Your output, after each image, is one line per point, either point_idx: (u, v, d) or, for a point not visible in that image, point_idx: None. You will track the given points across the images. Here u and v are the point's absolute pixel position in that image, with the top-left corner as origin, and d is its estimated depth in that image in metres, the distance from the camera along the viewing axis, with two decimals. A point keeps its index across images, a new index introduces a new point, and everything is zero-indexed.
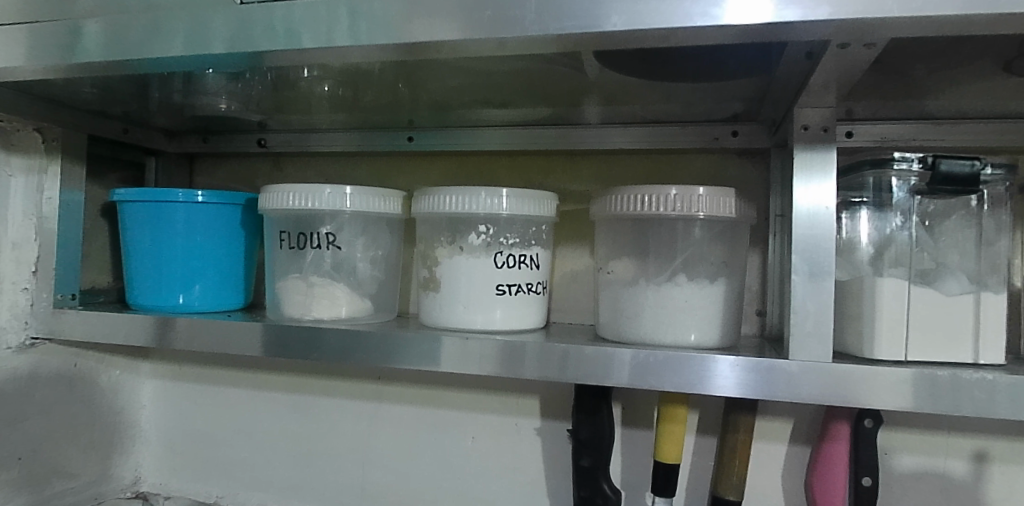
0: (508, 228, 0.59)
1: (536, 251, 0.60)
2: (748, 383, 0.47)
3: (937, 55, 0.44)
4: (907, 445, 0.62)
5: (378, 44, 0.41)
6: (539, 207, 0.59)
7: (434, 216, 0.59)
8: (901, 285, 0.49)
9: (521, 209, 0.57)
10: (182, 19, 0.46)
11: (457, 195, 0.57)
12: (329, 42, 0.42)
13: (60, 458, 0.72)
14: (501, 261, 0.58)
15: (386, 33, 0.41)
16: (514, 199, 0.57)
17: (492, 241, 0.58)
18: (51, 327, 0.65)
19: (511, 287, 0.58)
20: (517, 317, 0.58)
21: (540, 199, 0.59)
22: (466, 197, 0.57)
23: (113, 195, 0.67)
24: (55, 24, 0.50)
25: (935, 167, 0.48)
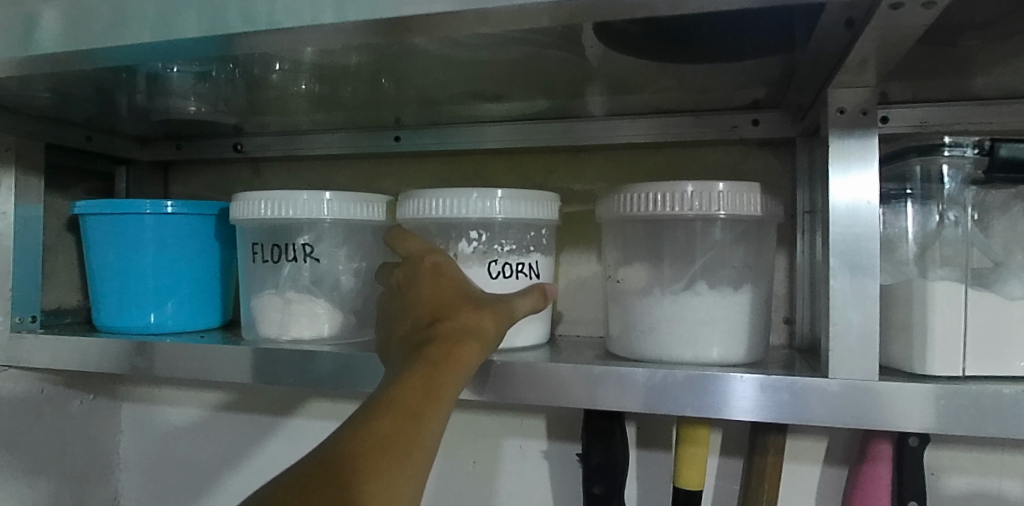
0: (504, 235, 0.53)
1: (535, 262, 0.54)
2: (780, 406, 0.41)
3: (1000, 19, 0.38)
4: (957, 465, 0.56)
5: (364, 21, 0.35)
6: (537, 209, 0.52)
7: (421, 223, 0.53)
8: (956, 290, 0.42)
9: (516, 212, 0.51)
10: (127, 6, 0.40)
11: (445, 199, 0.51)
12: (307, 20, 0.36)
13: (27, 493, 0.66)
14: (497, 272, 0.52)
15: (373, 9, 0.34)
16: (509, 201, 0.51)
17: (485, 250, 0.52)
18: (9, 353, 0.60)
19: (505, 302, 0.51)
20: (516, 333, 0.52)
21: (540, 199, 0.53)
22: (458, 201, 0.50)
23: (74, 208, 0.61)
24: None
25: (993, 152, 0.41)
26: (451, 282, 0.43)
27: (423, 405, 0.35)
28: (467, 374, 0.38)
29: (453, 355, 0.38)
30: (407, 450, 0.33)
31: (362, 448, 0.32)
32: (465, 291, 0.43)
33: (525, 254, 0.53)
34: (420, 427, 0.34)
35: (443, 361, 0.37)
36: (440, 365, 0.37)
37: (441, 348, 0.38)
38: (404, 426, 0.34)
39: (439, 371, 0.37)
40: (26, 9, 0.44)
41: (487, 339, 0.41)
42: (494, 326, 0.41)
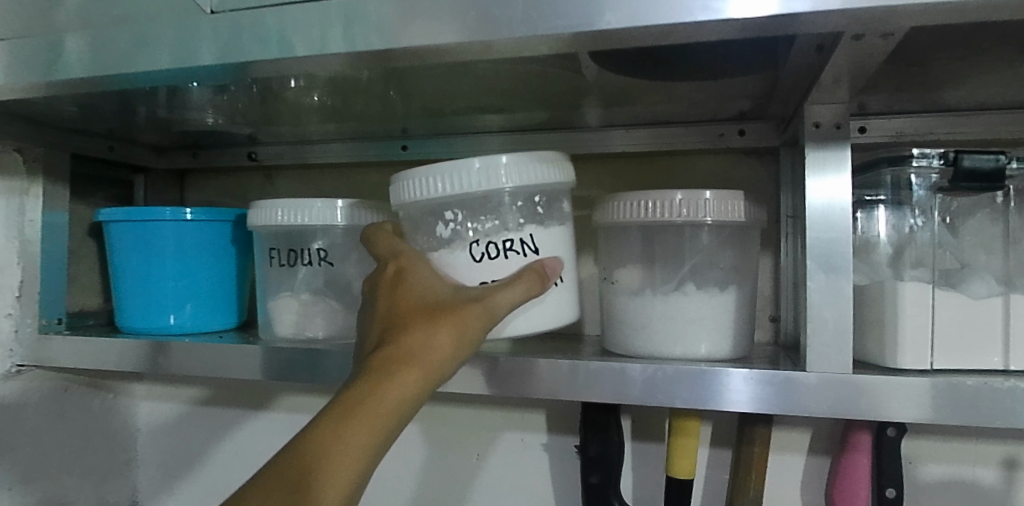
0: (496, 211, 0.48)
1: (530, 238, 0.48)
2: (765, 398, 0.44)
3: (958, 44, 0.41)
4: (932, 454, 0.59)
5: (375, 48, 0.38)
6: (526, 174, 0.47)
7: (414, 206, 0.49)
8: (923, 289, 0.46)
9: (502, 180, 0.46)
10: (156, 31, 0.44)
11: (427, 176, 0.47)
12: (322, 48, 0.39)
13: (53, 487, 0.69)
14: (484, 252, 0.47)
15: (382, 38, 0.38)
16: (490, 168, 0.46)
17: (474, 227, 0.48)
18: (38, 353, 0.63)
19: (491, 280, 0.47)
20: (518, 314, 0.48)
21: (531, 162, 0.48)
22: (440, 176, 0.47)
23: (98, 215, 0.64)
24: (27, 41, 0.48)
25: (957, 163, 0.45)
26: (410, 289, 0.43)
27: (346, 430, 0.36)
28: (405, 404, 0.38)
29: (388, 374, 0.38)
30: (324, 476, 0.35)
31: (283, 474, 0.35)
32: (423, 299, 0.42)
33: (516, 228, 0.48)
34: (341, 453, 0.35)
35: (379, 386, 0.37)
36: (372, 387, 0.37)
37: (377, 369, 0.38)
38: (324, 467, 0.35)
39: (368, 398, 0.37)
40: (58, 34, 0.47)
41: (436, 353, 0.39)
42: (444, 336, 0.40)
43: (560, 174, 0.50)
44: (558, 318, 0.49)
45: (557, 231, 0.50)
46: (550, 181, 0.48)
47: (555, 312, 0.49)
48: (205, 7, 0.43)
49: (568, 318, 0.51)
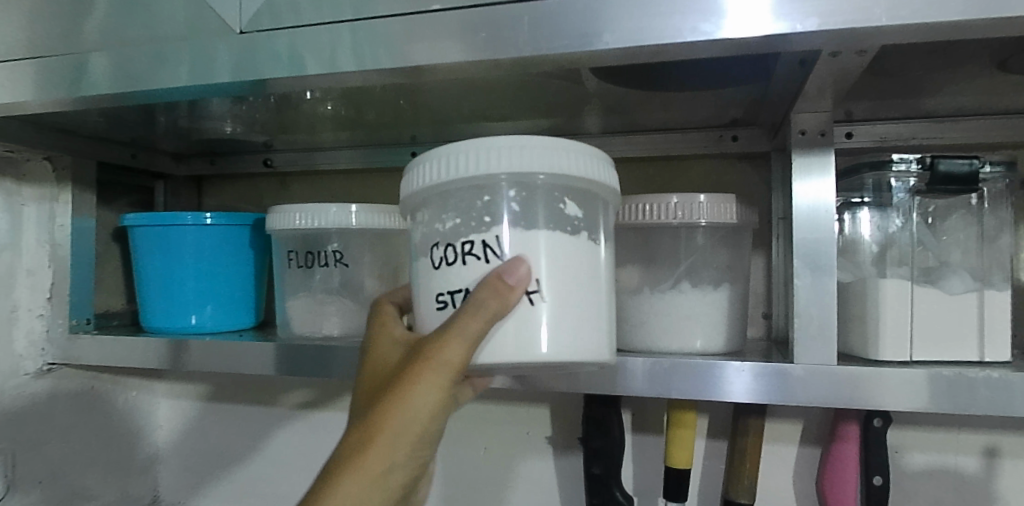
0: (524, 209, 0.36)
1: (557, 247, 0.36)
2: (759, 389, 0.47)
3: (931, 58, 0.44)
4: (918, 443, 0.62)
5: (383, 67, 0.41)
6: (527, 157, 0.35)
7: (417, 200, 0.38)
8: (903, 286, 0.49)
9: (500, 162, 0.35)
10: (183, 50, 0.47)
11: (438, 159, 0.36)
12: (335, 68, 0.42)
13: (80, 481, 0.73)
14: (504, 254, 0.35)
15: (391, 57, 0.41)
16: (519, 150, 0.35)
17: (490, 223, 0.35)
18: (68, 352, 0.67)
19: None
20: (499, 332, 0.34)
21: (571, 148, 0.36)
22: (454, 156, 0.35)
23: (123, 220, 0.68)
24: (60, 60, 0.51)
25: (933, 168, 0.48)
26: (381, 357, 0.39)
27: None
28: (366, 492, 0.34)
29: (345, 461, 0.34)
30: None
31: None
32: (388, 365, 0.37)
33: (533, 231, 0.35)
34: None
35: (333, 480, 0.34)
36: (328, 478, 0.34)
37: (337, 457, 0.35)
38: None
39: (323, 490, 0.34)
40: (86, 53, 0.50)
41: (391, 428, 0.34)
42: (396, 405, 0.35)
43: (598, 168, 0.37)
44: (572, 348, 0.35)
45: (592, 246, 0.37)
46: (590, 175, 0.36)
47: (567, 346, 0.35)
48: (234, 27, 0.46)
49: (593, 355, 0.37)
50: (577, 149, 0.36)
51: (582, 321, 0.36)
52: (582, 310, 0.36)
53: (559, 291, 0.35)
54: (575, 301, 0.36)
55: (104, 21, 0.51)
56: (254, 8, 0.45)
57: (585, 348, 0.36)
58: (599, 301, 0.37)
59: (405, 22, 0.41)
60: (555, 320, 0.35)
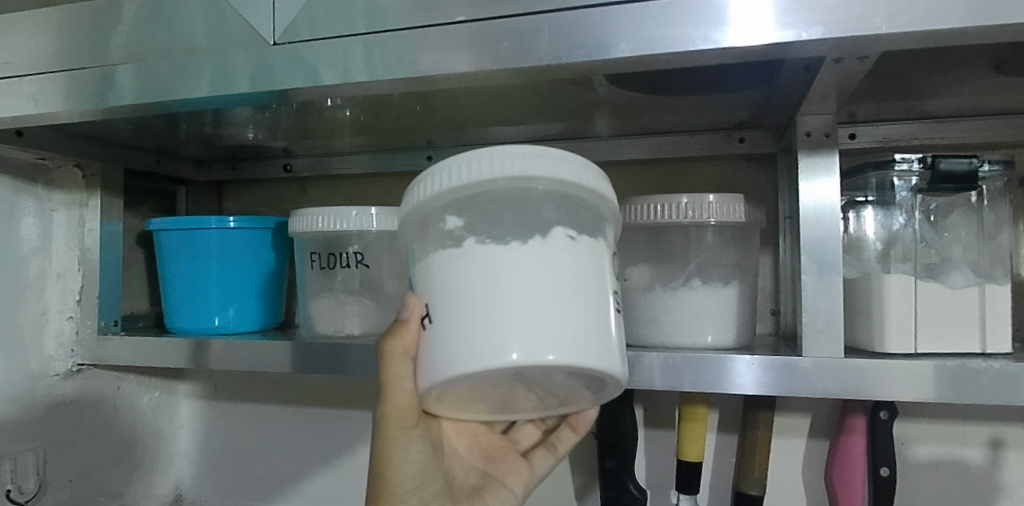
0: (468, 225, 0.37)
1: (501, 254, 0.36)
2: (769, 381, 0.48)
3: (932, 61, 0.46)
4: (924, 435, 0.64)
5: (397, 78, 0.43)
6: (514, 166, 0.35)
7: (420, 219, 0.39)
8: (907, 280, 0.51)
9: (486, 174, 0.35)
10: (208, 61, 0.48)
11: (441, 172, 0.37)
12: (348, 78, 0.43)
13: (106, 479, 0.75)
14: (447, 271, 0.37)
15: (403, 69, 0.42)
16: (445, 170, 0.36)
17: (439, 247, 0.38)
18: (96, 353, 0.69)
19: (445, 310, 0.37)
20: (461, 344, 0.35)
21: (515, 151, 0.36)
22: (430, 179, 0.37)
23: (149, 225, 0.70)
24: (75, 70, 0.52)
25: (935, 166, 0.50)
26: None
27: None
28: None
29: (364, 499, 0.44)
30: None
31: None
32: None
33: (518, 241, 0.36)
34: None
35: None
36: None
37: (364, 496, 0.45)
38: None
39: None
40: (111, 66, 0.50)
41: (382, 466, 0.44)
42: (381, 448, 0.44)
43: (541, 163, 0.35)
44: (533, 352, 0.34)
45: (551, 247, 0.36)
46: (525, 173, 0.35)
47: (528, 349, 0.34)
48: (267, 38, 0.46)
49: (564, 360, 0.35)
50: (507, 151, 0.36)
51: (545, 325, 0.35)
52: (542, 314, 0.35)
53: (513, 297, 0.35)
54: (531, 305, 0.35)
55: (128, 33, 0.50)
56: (287, 20, 0.46)
57: (555, 352, 0.35)
58: (574, 303, 0.36)
59: (415, 35, 0.42)
60: (512, 326, 0.35)
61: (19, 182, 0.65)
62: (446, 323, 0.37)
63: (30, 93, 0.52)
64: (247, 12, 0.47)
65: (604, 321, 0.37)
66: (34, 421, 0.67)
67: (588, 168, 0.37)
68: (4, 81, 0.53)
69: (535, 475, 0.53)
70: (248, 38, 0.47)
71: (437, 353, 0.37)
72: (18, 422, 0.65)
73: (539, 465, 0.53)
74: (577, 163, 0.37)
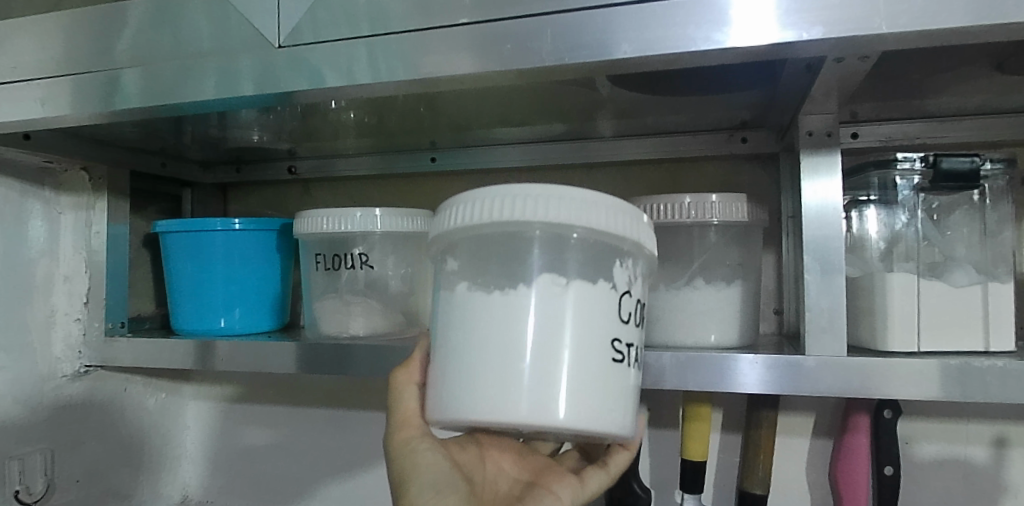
0: (490, 264, 0.38)
1: (512, 305, 0.37)
2: (773, 380, 0.49)
3: (934, 60, 0.46)
4: (928, 434, 0.64)
5: (400, 79, 0.43)
6: (544, 210, 0.36)
7: (446, 244, 0.40)
8: (910, 279, 0.51)
9: (515, 215, 0.36)
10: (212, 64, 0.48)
11: (473, 202, 0.37)
12: (353, 80, 0.44)
13: (113, 479, 0.76)
14: (460, 311, 0.38)
15: (406, 70, 0.43)
16: (473, 202, 0.37)
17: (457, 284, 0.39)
18: (103, 354, 0.70)
19: (453, 355, 0.38)
20: (468, 389, 0.37)
21: (550, 195, 0.36)
22: (461, 207, 0.38)
23: (155, 227, 0.71)
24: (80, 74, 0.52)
25: (936, 165, 0.51)
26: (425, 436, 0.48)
27: None
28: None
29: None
30: None
31: None
32: None
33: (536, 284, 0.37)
34: None
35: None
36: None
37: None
38: None
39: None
40: (117, 69, 0.50)
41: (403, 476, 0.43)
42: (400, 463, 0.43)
43: (565, 209, 0.36)
44: (530, 411, 0.35)
45: (564, 297, 0.36)
46: (549, 217, 0.36)
47: (524, 407, 0.35)
48: (272, 41, 0.47)
49: (560, 422, 0.35)
50: (534, 195, 0.36)
51: (544, 383, 0.36)
52: (544, 371, 0.36)
53: (516, 351, 0.36)
54: (533, 359, 0.36)
55: (135, 36, 0.51)
56: (292, 23, 0.46)
57: (550, 413, 0.35)
58: (578, 364, 0.36)
59: (419, 36, 0.43)
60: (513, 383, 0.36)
61: (27, 185, 0.66)
62: (453, 369, 0.38)
63: (38, 96, 0.53)
64: (252, 15, 0.48)
65: (607, 383, 0.37)
66: (42, 422, 0.68)
67: (615, 212, 0.37)
68: (12, 85, 0.54)
69: (586, 490, 0.49)
70: (254, 41, 0.47)
71: (447, 395, 0.38)
72: (26, 423, 0.66)
73: (591, 480, 0.50)
74: (605, 209, 0.37)
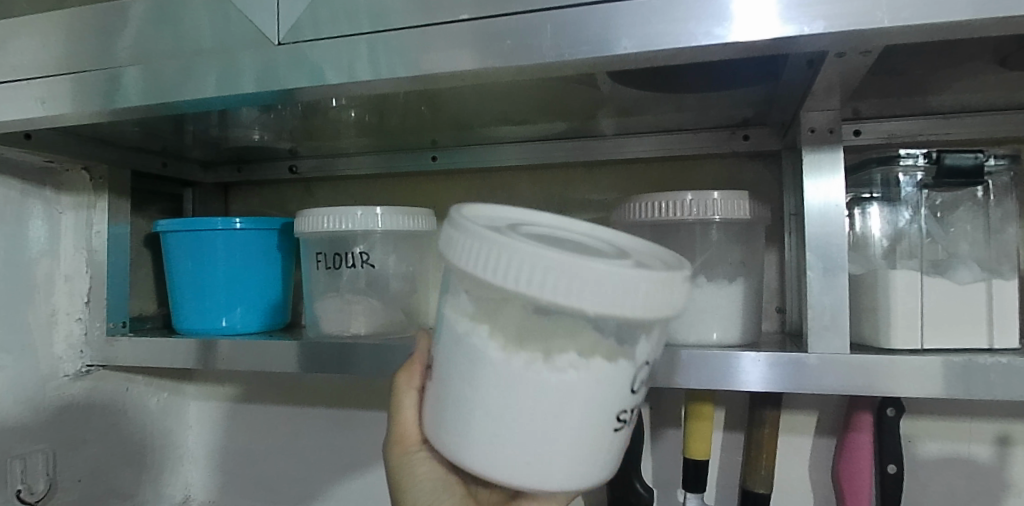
0: (500, 312, 0.35)
1: (522, 375, 0.34)
2: (776, 378, 0.48)
3: (936, 56, 0.46)
4: (931, 432, 0.64)
5: (400, 76, 0.43)
6: (563, 296, 0.31)
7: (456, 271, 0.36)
8: (913, 276, 0.50)
9: (528, 288, 0.31)
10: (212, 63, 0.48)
11: (489, 249, 0.33)
12: (353, 77, 0.44)
13: (115, 479, 0.76)
14: (464, 358, 0.36)
15: (406, 67, 0.43)
16: (501, 258, 0.32)
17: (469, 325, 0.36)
18: (105, 354, 0.70)
19: (452, 399, 0.37)
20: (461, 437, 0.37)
21: (572, 278, 0.31)
22: (476, 248, 0.33)
23: (156, 226, 0.71)
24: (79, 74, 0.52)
25: (940, 161, 0.51)
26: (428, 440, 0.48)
27: None
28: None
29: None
30: None
31: None
32: None
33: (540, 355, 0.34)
34: None
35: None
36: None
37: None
38: None
39: None
40: (117, 68, 0.50)
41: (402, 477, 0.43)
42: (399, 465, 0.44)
43: (588, 294, 0.31)
44: (518, 474, 0.35)
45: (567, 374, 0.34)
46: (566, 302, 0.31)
47: (509, 469, 0.35)
48: (272, 38, 0.47)
49: (543, 487, 0.36)
50: (574, 271, 0.31)
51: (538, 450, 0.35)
52: (541, 440, 0.35)
53: (519, 421, 0.35)
54: (533, 429, 0.35)
55: (135, 35, 0.51)
56: (292, 20, 0.46)
57: (537, 478, 0.35)
58: (577, 434, 0.35)
59: (418, 33, 0.43)
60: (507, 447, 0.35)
61: (28, 185, 0.66)
62: (453, 415, 0.37)
63: (39, 95, 0.53)
64: (252, 13, 0.48)
65: (596, 449, 0.37)
66: (44, 422, 0.68)
67: (646, 297, 0.32)
68: (13, 84, 0.54)
69: None
70: (253, 40, 0.47)
71: (442, 427, 0.38)
72: (28, 423, 0.66)
73: None
74: (647, 297, 0.32)
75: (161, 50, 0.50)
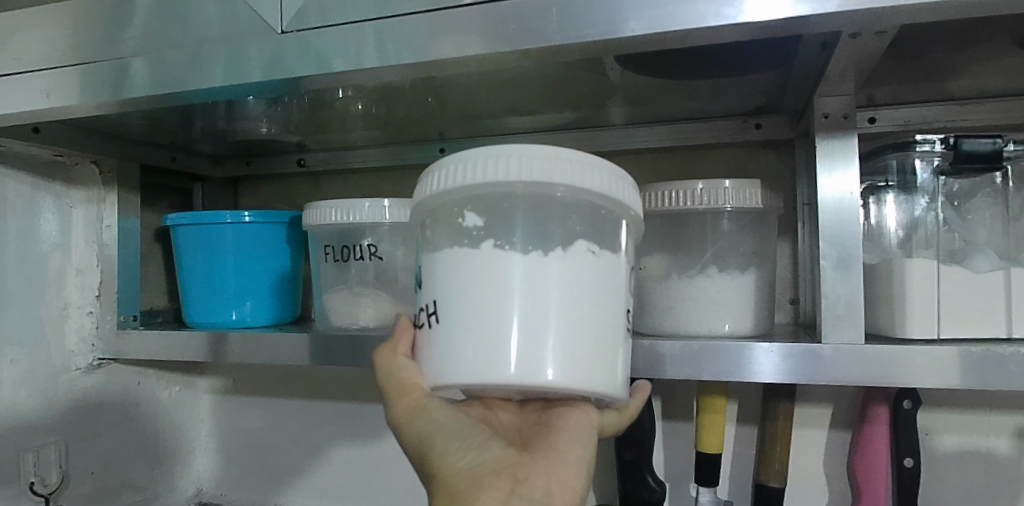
0: (503, 219, 0.36)
1: (541, 265, 0.36)
2: (789, 370, 0.47)
3: (953, 37, 0.45)
4: (948, 425, 0.62)
5: (407, 63, 0.42)
6: (564, 174, 0.35)
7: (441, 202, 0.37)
8: (929, 265, 0.49)
9: (534, 172, 0.35)
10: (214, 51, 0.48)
11: (485, 158, 0.35)
12: (360, 65, 0.43)
13: (128, 472, 0.76)
14: (482, 267, 0.36)
15: (413, 53, 0.42)
16: (497, 160, 0.35)
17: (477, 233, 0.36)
18: (117, 347, 0.70)
19: (471, 310, 0.35)
20: (475, 343, 0.35)
21: (565, 162, 0.35)
22: (468, 164, 0.35)
23: (167, 220, 0.71)
24: (86, 65, 0.52)
25: (957, 147, 0.49)
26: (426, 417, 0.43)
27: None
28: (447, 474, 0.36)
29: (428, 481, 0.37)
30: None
31: None
32: None
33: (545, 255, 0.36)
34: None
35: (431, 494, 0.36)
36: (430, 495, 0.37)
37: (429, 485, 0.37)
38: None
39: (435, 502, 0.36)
40: (124, 58, 0.50)
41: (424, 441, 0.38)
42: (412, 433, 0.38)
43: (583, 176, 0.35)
44: (544, 354, 0.35)
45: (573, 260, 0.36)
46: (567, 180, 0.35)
47: (525, 370, 0.34)
48: (275, 27, 0.46)
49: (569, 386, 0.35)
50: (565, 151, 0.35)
51: (567, 341, 0.35)
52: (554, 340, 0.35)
53: (531, 319, 0.35)
54: (548, 326, 0.35)
55: (142, 26, 0.51)
56: (296, 8, 0.46)
57: (577, 367, 0.35)
58: (602, 324, 0.37)
59: (426, 19, 0.42)
60: (544, 344, 0.35)
61: (38, 179, 0.67)
62: (473, 323, 0.35)
63: (44, 87, 0.53)
64: (256, 2, 0.47)
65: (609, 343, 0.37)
66: (57, 415, 0.68)
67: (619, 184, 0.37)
68: (19, 77, 0.54)
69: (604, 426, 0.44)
70: (257, 29, 0.47)
71: (442, 361, 0.37)
72: (41, 416, 0.67)
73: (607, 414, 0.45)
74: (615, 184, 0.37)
75: (166, 40, 0.50)
